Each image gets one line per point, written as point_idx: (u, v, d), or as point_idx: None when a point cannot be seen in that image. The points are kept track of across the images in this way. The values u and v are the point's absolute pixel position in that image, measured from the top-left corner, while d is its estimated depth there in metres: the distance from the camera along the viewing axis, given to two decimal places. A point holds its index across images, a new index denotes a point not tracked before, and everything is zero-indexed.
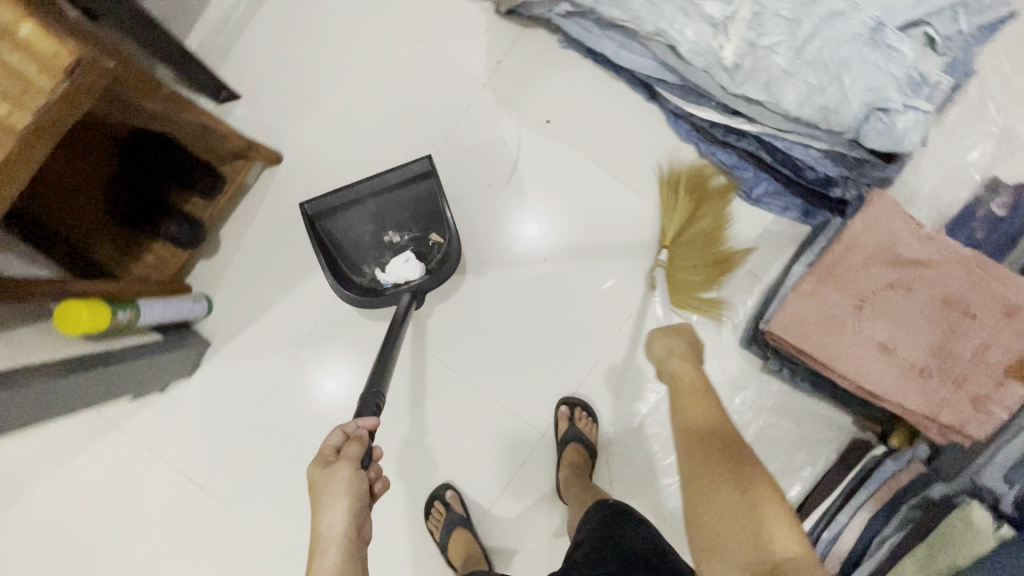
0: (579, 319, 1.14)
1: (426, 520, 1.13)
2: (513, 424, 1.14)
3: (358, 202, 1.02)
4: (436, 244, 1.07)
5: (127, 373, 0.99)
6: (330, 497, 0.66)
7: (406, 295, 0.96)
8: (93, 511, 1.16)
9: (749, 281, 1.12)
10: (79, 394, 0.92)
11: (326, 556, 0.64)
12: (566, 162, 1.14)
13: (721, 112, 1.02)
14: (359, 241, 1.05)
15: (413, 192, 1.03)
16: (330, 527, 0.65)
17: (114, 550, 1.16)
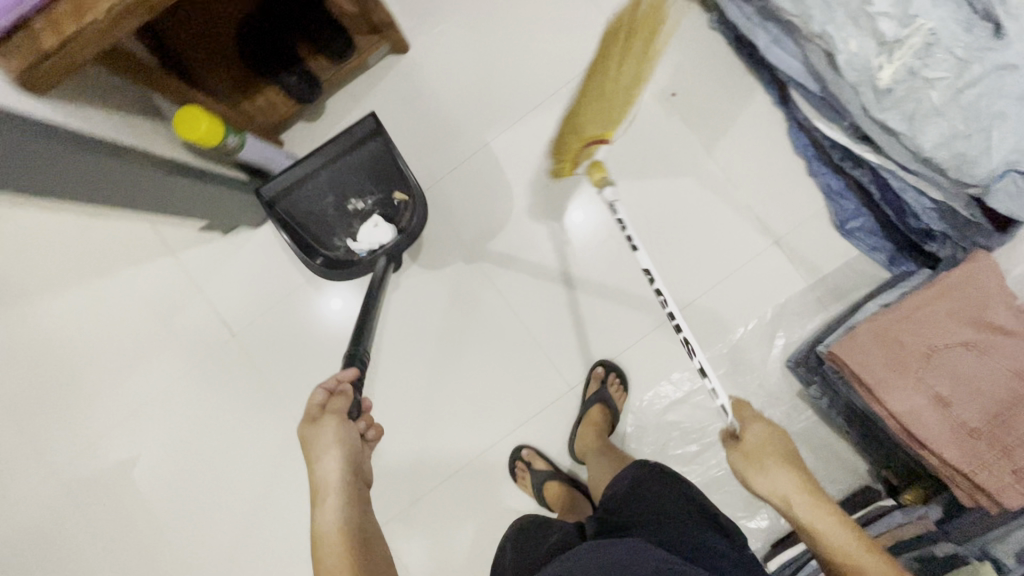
0: (637, 291, 1.14)
1: (514, 480, 1.14)
2: (544, 370, 1.16)
3: (311, 175, 1.00)
4: (403, 203, 1.05)
5: (213, 196, 0.99)
6: (322, 446, 0.68)
7: (383, 257, 0.94)
8: (137, 319, 1.23)
9: (815, 306, 1.12)
10: (169, 196, 0.92)
11: (327, 504, 0.66)
12: (677, 137, 1.14)
13: (849, 134, 1.02)
14: (324, 216, 1.03)
15: (365, 157, 1.01)
16: (325, 476, 0.67)
17: (144, 361, 1.24)
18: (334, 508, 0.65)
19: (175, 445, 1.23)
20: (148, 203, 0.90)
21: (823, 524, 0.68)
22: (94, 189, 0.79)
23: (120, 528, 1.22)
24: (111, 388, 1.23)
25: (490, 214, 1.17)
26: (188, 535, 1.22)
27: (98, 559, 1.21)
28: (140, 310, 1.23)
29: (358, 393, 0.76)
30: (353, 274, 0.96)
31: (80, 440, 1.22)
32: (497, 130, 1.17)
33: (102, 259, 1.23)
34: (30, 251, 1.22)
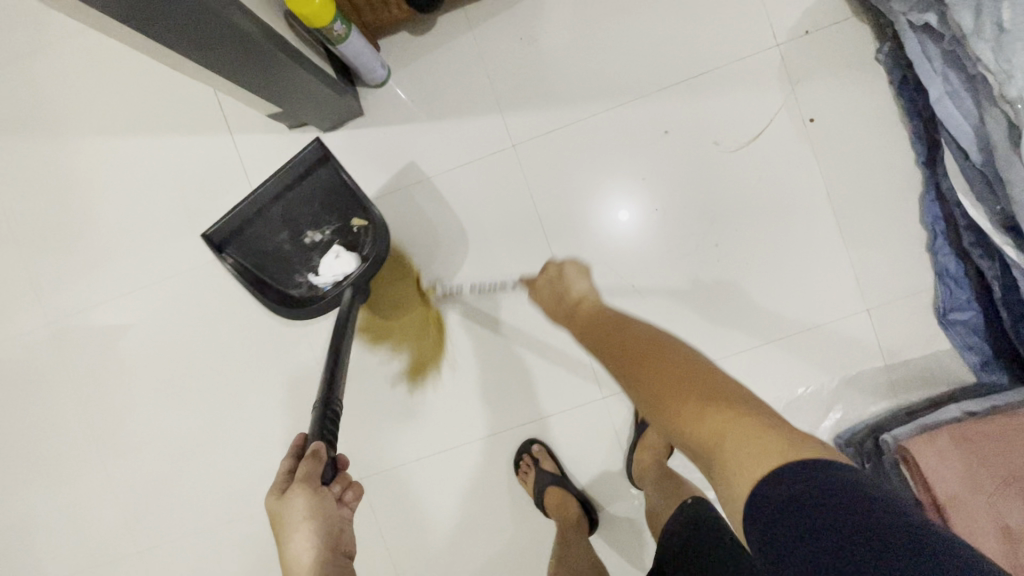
0: (701, 318, 1.05)
1: (514, 474, 1.07)
2: (580, 370, 1.08)
3: (262, 212, 0.98)
4: (360, 227, 1.00)
5: (299, 88, 0.90)
6: (289, 525, 0.64)
7: (347, 291, 0.92)
8: (178, 191, 1.16)
9: (885, 390, 1.03)
10: (262, 77, 0.83)
11: None
12: (798, 169, 1.02)
13: (995, 222, 0.90)
14: (280, 254, 0.99)
15: (314, 182, 1.00)
16: (296, 553, 0.63)
17: (172, 236, 1.17)
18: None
19: (186, 329, 1.19)
20: (242, 77, 0.80)
21: (612, 359, 0.58)
22: (192, 41, 0.70)
23: (118, 391, 1.21)
24: (139, 252, 1.19)
25: (575, 190, 1.06)
26: (177, 419, 1.20)
27: (94, 415, 1.22)
28: (184, 182, 1.16)
29: (327, 450, 0.71)
30: (317, 312, 0.93)
31: (101, 295, 1.20)
32: (613, 100, 1.04)
33: (160, 117, 1.16)
34: (99, 91, 1.17)
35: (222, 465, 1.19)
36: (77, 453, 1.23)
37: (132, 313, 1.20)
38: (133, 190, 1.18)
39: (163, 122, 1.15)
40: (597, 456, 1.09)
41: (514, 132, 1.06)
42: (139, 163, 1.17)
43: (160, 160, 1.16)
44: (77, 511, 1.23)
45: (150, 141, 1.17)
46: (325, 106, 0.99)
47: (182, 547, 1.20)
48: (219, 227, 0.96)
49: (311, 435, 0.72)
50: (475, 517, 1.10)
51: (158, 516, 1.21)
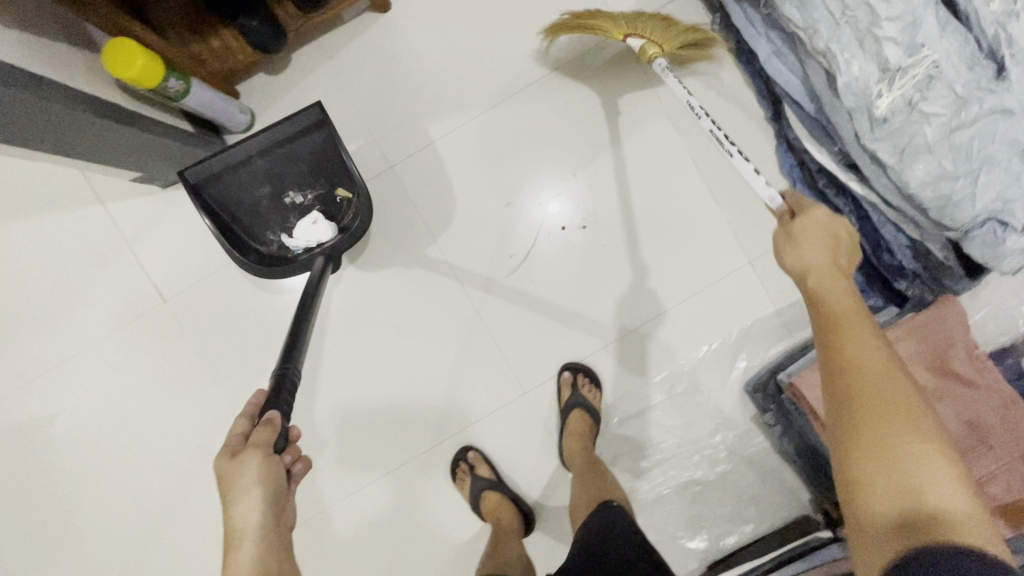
0: (601, 298, 1.10)
1: (451, 482, 1.10)
2: (500, 369, 1.11)
3: (245, 161, 0.91)
4: (345, 199, 1.00)
5: (163, 153, 0.90)
6: (240, 490, 0.61)
7: (320, 257, 0.88)
8: (55, 272, 1.12)
9: (780, 332, 1.10)
10: (119, 151, 0.84)
11: (241, 552, 0.59)
12: (661, 145, 1.09)
13: (837, 160, 0.98)
14: (255, 207, 0.96)
15: (307, 145, 0.94)
16: (245, 518, 0.60)
17: (62, 318, 1.13)
18: (249, 554, 0.59)
19: (98, 411, 1.15)
20: (96, 152, 0.81)
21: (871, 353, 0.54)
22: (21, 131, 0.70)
23: (35, 492, 1.15)
24: (28, 344, 1.13)
25: (460, 199, 1.10)
26: (105, 507, 1.16)
27: (11, 521, 1.16)
28: (62, 262, 1.11)
29: (283, 420, 0.67)
30: (282, 273, 0.86)
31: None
32: (477, 109, 1.09)
33: (16, 199, 1.10)
34: None
35: (164, 540, 1.15)
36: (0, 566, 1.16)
37: (34, 408, 1.15)
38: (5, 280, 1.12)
39: (24, 204, 1.10)
40: (530, 448, 1.12)
41: (390, 154, 1.10)
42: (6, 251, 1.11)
43: (29, 244, 1.11)
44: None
45: (13, 226, 1.11)
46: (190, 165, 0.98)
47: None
48: (197, 168, 0.86)
49: (269, 403, 0.69)
50: (428, 533, 1.12)
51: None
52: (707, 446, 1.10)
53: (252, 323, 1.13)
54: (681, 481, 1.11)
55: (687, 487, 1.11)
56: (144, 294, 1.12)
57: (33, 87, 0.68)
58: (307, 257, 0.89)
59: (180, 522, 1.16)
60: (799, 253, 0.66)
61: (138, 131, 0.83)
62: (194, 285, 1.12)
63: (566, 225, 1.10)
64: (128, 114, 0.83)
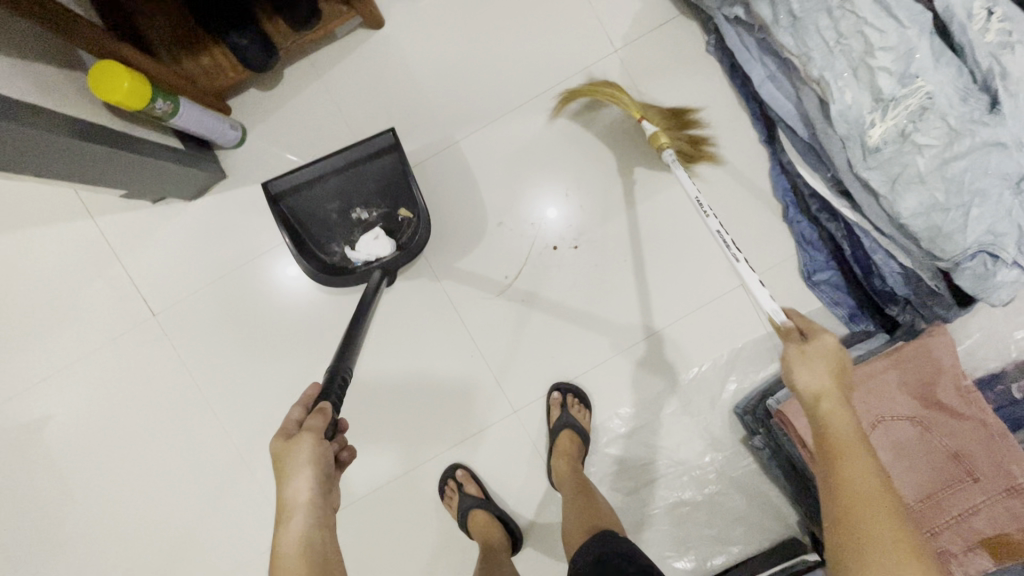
0: (592, 318, 1.10)
1: (440, 499, 1.10)
2: (490, 387, 1.11)
3: (323, 177, 0.97)
4: (405, 219, 1.02)
5: (154, 174, 0.90)
6: (293, 466, 0.62)
7: (377, 271, 0.91)
8: (45, 283, 1.11)
9: (770, 355, 1.10)
10: (109, 172, 0.84)
11: (292, 524, 0.61)
12: (655, 166, 1.09)
13: (829, 186, 0.98)
14: (325, 220, 1.00)
15: (379, 166, 0.99)
16: (296, 492, 0.62)
17: (50, 329, 1.12)
18: (298, 527, 0.61)
19: (88, 424, 1.15)
20: (85, 176, 0.82)
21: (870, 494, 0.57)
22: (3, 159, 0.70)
23: (24, 504, 1.15)
24: (18, 355, 1.13)
25: (452, 218, 1.10)
26: (95, 519, 1.16)
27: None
28: (53, 275, 1.11)
29: (334, 410, 0.70)
30: (344, 281, 0.92)
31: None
32: (471, 127, 1.09)
33: (8, 211, 1.09)
34: None
35: (151, 552, 1.15)
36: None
37: (23, 419, 1.14)
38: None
39: (13, 215, 1.09)
40: (519, 467, 1.12)
41: None
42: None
43: (20, 256, 1.11)
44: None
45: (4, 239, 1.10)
46: (184, 185, 0.99)
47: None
48: (280, 180, 0.93)
49: (322, 394, 0.72)
50: (416, 549, 1.12)
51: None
52: (696, 468, 1.11)
53: (242, 339, 1.12)
54: (669, 502, 1.11)
55: (675, 507, 1.11)
56: (136, 308, 1.11)
57: (20, 115, 0.69)
58: (366, 270, 0.92)
59: (169, 535, 1.15)
60: (802, 377, 0.67)
61: (126, 155, 0.83)
62: (185, 300, 1.11)
63: (558, 244, 1.10)
64: (118, 136, 0.83)
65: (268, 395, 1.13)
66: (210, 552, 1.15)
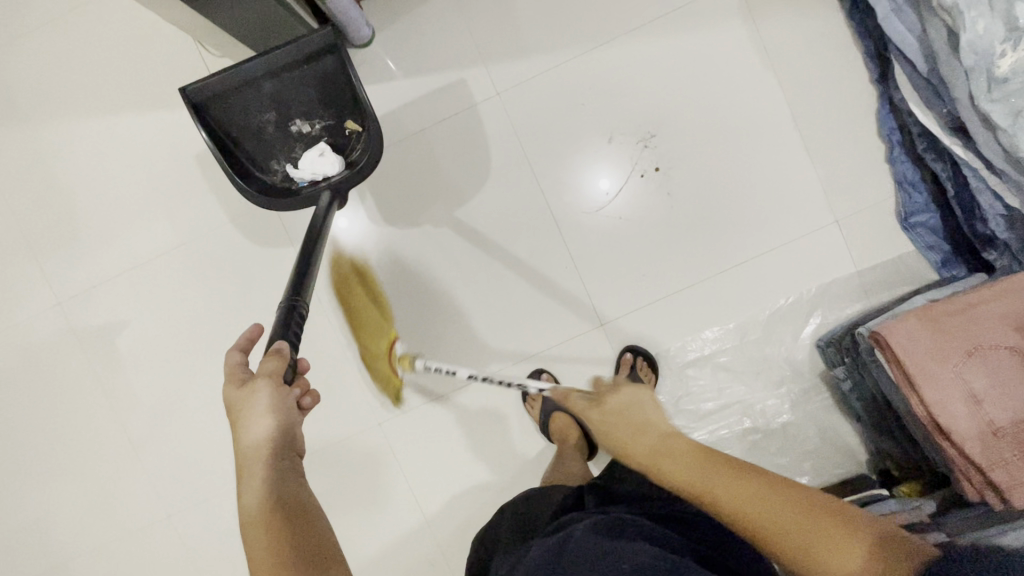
0: (686, 241, 1.13)
1: (522, 401, 1.15)
2: (578, 301, 1.14)
3: (251, 84, 0.89)
4: (352, 132, 0.96)
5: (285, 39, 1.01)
6: (251, 413, 0.64)
7: (326, 192, 0.88)
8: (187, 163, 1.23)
9: (858, 293, 1.12)
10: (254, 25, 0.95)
11: (251, 474, 0.61)
12: (763, 96, 1.11)
13: (943, 124, 0.99)
14: (262, 133, 0.93)
15: (315, 69, 0.91)
16: (253, 441, 0.63)
17: (185, 205, 1.24)
18: (258, 476, 0.61)
19: (203, 298, 1.26)
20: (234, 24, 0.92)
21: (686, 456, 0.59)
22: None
23: (147, 361, 1.28)
24: (149, 229, 1.25)
25: (557, 132, 1.12)
26: (202, 386, 1.28)
27: (123, 383, 1.29)
28: (191, 158, 1.23)
29: (292, 350, 0.70)
30: (290, 206, 0.89)
31: (118, 270, 1.27)
32: (586, 43, 1.11)
33: (164, 93, 1.22)
34: (97, 73, 1.22)
35: None
36: (104, 427, 1.30)
37: (153, 285, 1.27)
38: (140, 165, 1.24)
39: (167, 98, 1.22)
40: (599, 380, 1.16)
41: (497, 82, 1.12)
42: (145, 140, 1.23)
43: (163, 139, 1.23)
44: (113, 481, 1.31)
45: (151, 121, 1.23)
46: (281, 34, 0.99)
47: (223, 501, 1.30)
48: (200, 85, 0.86)
49: (278, 333, 0.72)
50: (491, 450, 1.16)
51: (193, 477, 1.29)
52: (773, 396, 1.14)
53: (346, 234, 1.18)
54: (741, 427, 1.15)
55: (746, 433, 1.14)
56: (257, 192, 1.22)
57: None
58: (312, 189, 0.89)
59: None
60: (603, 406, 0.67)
61: None
62: None
63: (658, 166, 1.12)
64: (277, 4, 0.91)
65: None
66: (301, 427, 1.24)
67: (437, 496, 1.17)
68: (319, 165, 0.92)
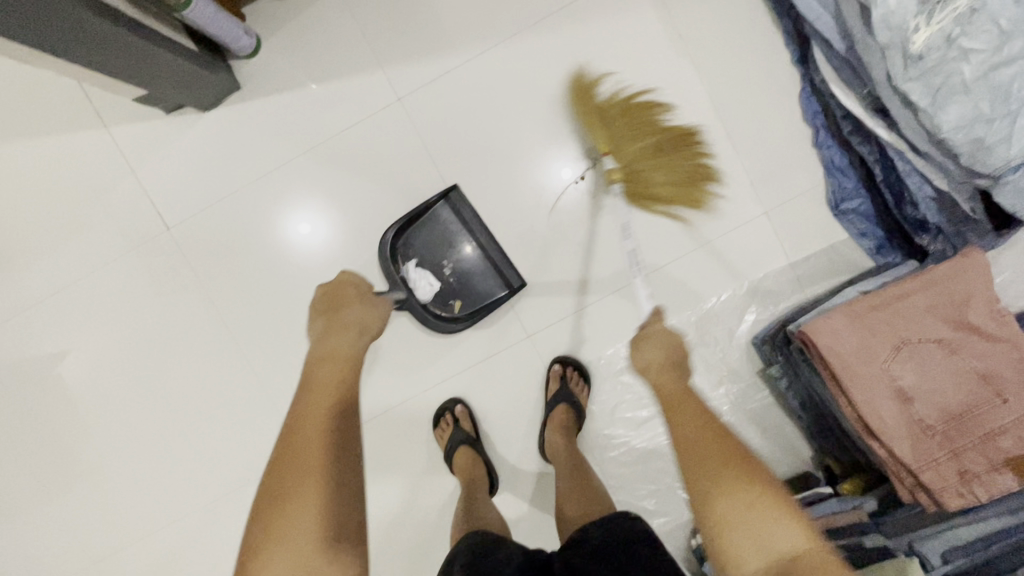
0: (611, 243, 1.08)
1: (433, 428, 1.10)
2: (503, 313, 1.10)
3: (467, 228, 1.06)
4: (450, 308, 1.07)
5: (172, 76, 0.93)
6: (377, 302, 0.76)
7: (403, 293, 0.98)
8: (61, 194, 1.11)
9: (791, 286, 1.07)
10: (127, 67, 0.86)
11: (350, 340, 0.69)
12: (679, 85, 1.04)
13: (865, 105, 0.93)
14: (431, 240, 1.06)
15: (488, 276, 1.07)
16: (367, 322, 0.73)
17: (66, 240, 1.12)
18: (358, 345, 0.69)
19: (103, 339, 1.15)
20: (104, 67, 0.84)
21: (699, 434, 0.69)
22: (24, 40, 0.73)
23: (44, 411, 1.17)
24: (33, 269, 1.13)
25: (467, 137, 1.06)
26: (106, 434, 1.17)
27: (21, 438, 1.18)
28: (69, 188, 1.10)
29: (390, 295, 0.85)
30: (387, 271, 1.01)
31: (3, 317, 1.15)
32: (488, 40, 1.04)
33: (24, 116, 1.08)
34: None
35: (164, 466, 1.17)
36: (10, 488, 1.19)
37: (40, 330, 1.15)
38: (11, 199, 1.12)
39: (29, 122, 1.09)
40: (530, 393, 1.11)
41: (398, 86, 1.05)
42: (14, 170, 1.11)
43: (35, 168, 1.10)
44: (24, 546, 1.20)
45: (19, 151, 1.10)
46: (163, 70, 0.90)
47: (136, 559, 1.18)
48: (460, 199, 1.04)
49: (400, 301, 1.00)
50: (428, 472, 1.13)
51: (104, 535, 1.19)
52: (710, 399, 1.09)
53: (253, 258, 1.10)
54: None
55: None
56: (150, 223, 1.10)
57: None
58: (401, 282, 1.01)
59: (181, 453, 1.17)
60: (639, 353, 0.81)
61: (104, 27, 0.78)
62: (197, 215, 1.09)
63: (576, 167, 1.07)
64: (132, 25, 0.83)
65: (278, 316, 1.11)
66: (220, 468, 1.16)
67: (378, 523, 1.13)
68: (419, 284, 1.02)
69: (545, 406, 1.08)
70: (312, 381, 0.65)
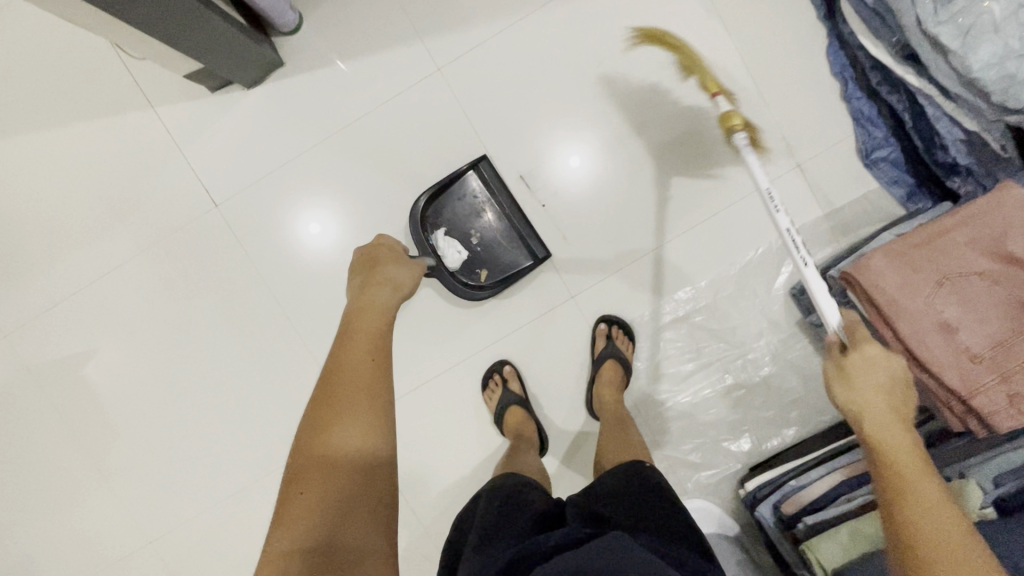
0: (650, 201, 1.10)
1: (481, 391, 1.13)
2: (546, 275, 1.12)
3: (496, 198, 1.10)
4: (475, 277, 1.11)
5: (220, 46, 0.95)
6: (403, 260, 0.82)
7: (430, 258, 1.02)
8: (108, 175, 1.13)
9: (827, 237, 1.10)
10: (178, 33, 0.89)
11: (380, 291, 0.76)
12: (711, 44, 1.07)
13: (894, 53, 0.96)
14: (460, 209, 1.11)
15: (513, 245, 1.11)
16: (396, 276, 0.79)
17: (114, 220, 1.14)
18: (386, 296, 0.76)
19: (152, 318, 1.16)
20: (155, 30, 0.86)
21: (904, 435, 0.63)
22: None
23: (95, 392, 1.18)
24: (80, 250, 1.15)
25: (506, 104, 1.09)
26: (156, 413, 1.18)
27: (71, 420, 1.19)
28: (116, 168, 1.12)
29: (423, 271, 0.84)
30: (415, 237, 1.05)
31: (53, 301, 1.17)
32: (525, 9, 1.07)
33: (73, 100, 1.11)
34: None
35: (214, 442, 1.18)
36: (62, 471, 1.20)
37: (89, 312, 1.17)
38: (60, 182, 1.14)
39: (78, 106, 1.11)
40: (575, 353, 1.13)
41: (438, 56, 1.08)
42: (63, 153, 1.13)
43: (83, 151, 1.13)
44: (77, 528, 1.20)
45: (66, 133, 1.12)
46: (210, 39, 0.93)
47: (187, 537, 1.19)
48: (490, 169, 1.08)
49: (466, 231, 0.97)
50: (477, 435, 1.15)
51: (156, 514, 1.19)
52: (752, 350, 1.12)
53: (298, 231, 1.12)
54: (724, 385, 1.12)
55: (730, 390, 1.12)
56: (197, 200, 1.12)
57: None
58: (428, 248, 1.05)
59: (229, 429, 1.17)
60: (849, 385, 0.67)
61: None
62: (242, 191, 1.12)
63: (614, 128, 1.09)
64: None
65: (324, 288, 1.13)
66: (269, 442, 1.17)
67: (429, 487, 1.15)
68: (447, 251, 1.08)
69: (592, 364, 1.10)
70: (350, 325, 0.72)
